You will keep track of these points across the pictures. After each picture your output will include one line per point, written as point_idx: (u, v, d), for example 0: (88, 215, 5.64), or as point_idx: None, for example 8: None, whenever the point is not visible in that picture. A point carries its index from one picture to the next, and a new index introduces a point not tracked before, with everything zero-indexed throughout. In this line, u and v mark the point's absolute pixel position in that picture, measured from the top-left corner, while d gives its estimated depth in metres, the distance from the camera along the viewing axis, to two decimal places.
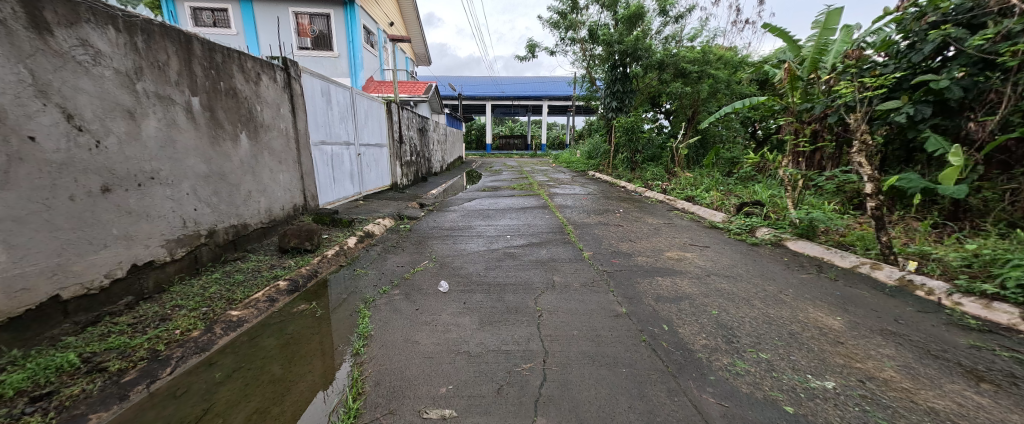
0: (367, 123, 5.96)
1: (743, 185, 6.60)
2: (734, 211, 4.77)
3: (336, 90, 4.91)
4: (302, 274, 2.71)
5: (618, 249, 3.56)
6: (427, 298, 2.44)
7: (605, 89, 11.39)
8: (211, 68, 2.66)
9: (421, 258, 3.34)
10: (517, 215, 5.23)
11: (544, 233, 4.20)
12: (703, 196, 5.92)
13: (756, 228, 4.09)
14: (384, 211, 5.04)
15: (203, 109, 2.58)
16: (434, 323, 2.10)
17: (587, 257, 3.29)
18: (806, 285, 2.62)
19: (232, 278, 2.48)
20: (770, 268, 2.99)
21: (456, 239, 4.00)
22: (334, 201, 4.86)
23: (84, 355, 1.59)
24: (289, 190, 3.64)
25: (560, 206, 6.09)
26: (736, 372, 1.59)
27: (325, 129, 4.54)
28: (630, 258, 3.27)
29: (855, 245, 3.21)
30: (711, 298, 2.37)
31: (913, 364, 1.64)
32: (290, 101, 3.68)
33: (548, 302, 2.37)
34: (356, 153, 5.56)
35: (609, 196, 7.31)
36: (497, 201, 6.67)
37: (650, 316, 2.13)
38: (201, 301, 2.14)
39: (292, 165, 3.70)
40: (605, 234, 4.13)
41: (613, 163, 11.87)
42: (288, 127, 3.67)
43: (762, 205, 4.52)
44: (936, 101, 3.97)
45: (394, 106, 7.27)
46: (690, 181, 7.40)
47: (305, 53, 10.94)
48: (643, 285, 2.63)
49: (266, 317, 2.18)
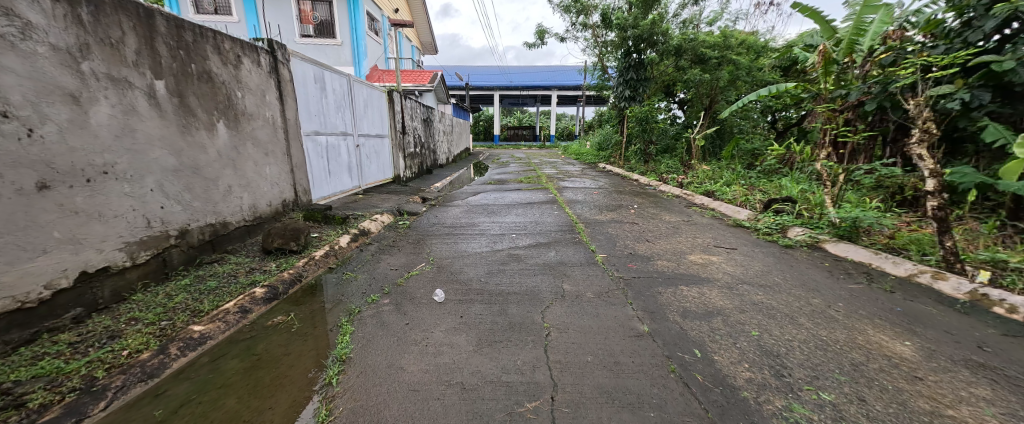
0: (366, 112, 5.65)
1: (767, 179, 6.16)
2: (761, 208, 4.38)
3: (331, 76, 4.58)
4: (282, 280, 2.43)
5: (634, 251, 3.22)
6: (420, 310, 2.15)
7: (618, 77, 10.90)
8: (179, 48, 2.36)
9: (419, 260, 3.06)
10: (524, 211, 4.93)
11: (552, 231, 3.88)
12: (722, 193, 5.52)
13: (788, 227, 3.72)
14: (384, 207, 4.77)
15: (170, 94, 2.29)
16: (425, 343, 1.81)
17: (599, 261, 2.95)
18: (859, 298, 2.25)
19: (203, 285, 2.22)
20: (811, 276, 2.62)
21: (459, 237, 3.71)
22: (331, 195, 4.58)
23: (2, 385, 1.33)
24: (278, 184, 3.37)
25: (569, 200, 5.74)
26: (795, 421, 1.26)
27: (319, 119, 4.24)
28: (648, 262, 2.93)
29: (908, 249, 2.86)
30: (749, 314, 2.03)
31: (1023, 413, 1.30)
32: (277, 88, 3.38)
33: (557, 317, 2.05)
34: (355, 144, 5.27)
35: (621, 190, 6.92)
36: (503, 195, 6.34)
37: (677, 338, 1.81)
38: (161, 313, 1.88)
39: (280, 158, 3.42)
40: (619, 233, 3.78)
41: (625, 155, 11.39)
42: (275, 116, 3.37)
43: (793, 202, 4.13)
44: (996, 86, 3.53)
45: (396, 94, 6.95)
46: (708, 175, 6.98)
47: (307, 41, 10.66)
48: (666, 296, 2.30)
49: (235, 332, 1.91)
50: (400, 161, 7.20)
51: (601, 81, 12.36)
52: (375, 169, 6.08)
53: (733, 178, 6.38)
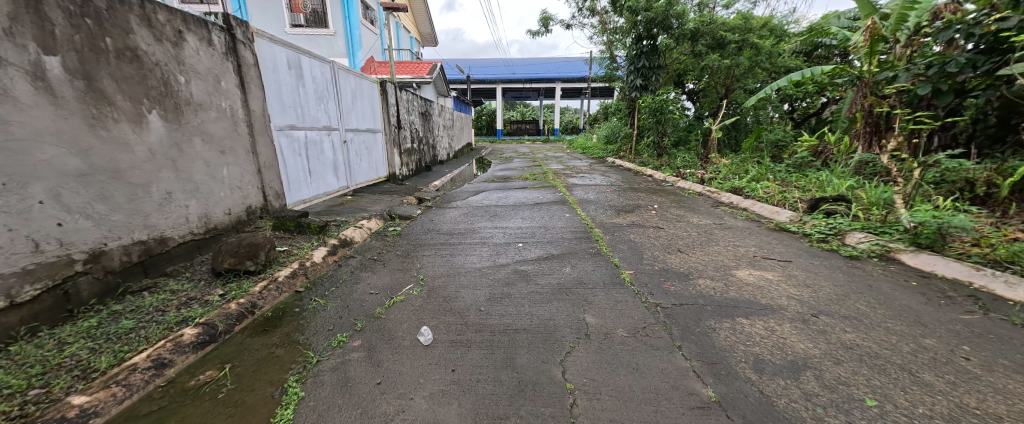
0: (353, 104, 5.09)
1: (799, 174, 5.57)
2: (806, 209, 3.79)
3: (309, 62, 4.01)
4: (227, 314, 1.89)
5: (667, 265, 2.66)
6: (399, 360, 1.61)
7: (627, 66, 10.23)
8: (86, 15, 1.81)
9: (406, 280, 2.52)
10: (531, 213, 4.37)
11: (564, 239, 3.32)
12: (754, 190, 4.92)
13: (847, 232, 3.14)
14: (373, 211, 4.23)
15: (71, 75, 1.74)
16: (401, 420, 1.26)
17: (627, 281, 2.40)
18: (987, 339, 1.68)
19: (116, 325, 1.68)
20: (902, 303, 2.05)
21: (457, 249, 3.16)
22: (313, 199, 4.04)
23: None
24: (240, 188, 2.83)
25: (581, 199, 5.18)
26: None
27: (295, 111, 3.68)
28: (688, 282, 2.36)
29: (1019, 262, 2.27)
30: (851, 370, 1.47)
31: None
32: (236, 72, 2.81)
33: (583, 371, 1.50)
34: (341, 140, 4.72)
35: (635, 187, 6.34)
36: (507, 194, 5.78)
37: (762, 412, 1.25)
38: (36, 376, 1.35)
39: (243, 157, 2.87)
40: (644, 241, 3.21)
41: (635, 148, 10.78)
42: (235, 107, 2.81)
43: (847, 202, 3.54)
44: None
45: (389, 85, 6.36)
46: (731, 170, 6.38)
47: (298, 31, 10.02)
48: (725, 335, 1.75)
49: (140, 399, 1.38)
50: (396, 158, 6.65)
51: (609, 70, 11.69)
52: (366, 168, 5.53)
53: (760, 173, 5.78)
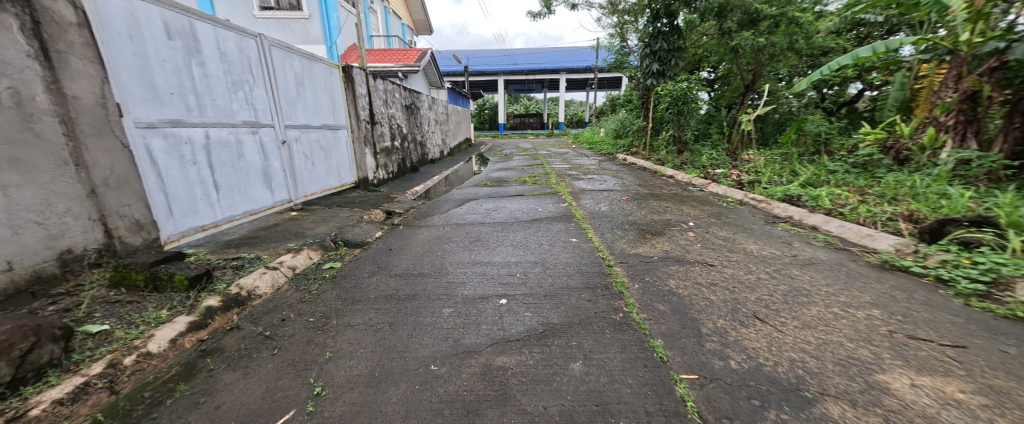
0: (298, 93, 3.98)
1: (868, 177, 4.38)
2: (919, 235, 2.63)
3: (217, 33, 2.90)
4: None
5: (749, 355, 1.53)
6: None
7: (641, 49, 8.99)
8: None
9: (289, 396, 1.40)
10: (525, 236, 3.24)
11: (571, 289, 2.19)
12: (819, 200, 3.74)
13: (1016, 280, 1.98)
14: (311, 236, 3.12)
15: None
16: None
17: (690, 407, 1.27)
18: None
19: None
20: None
21: (404, 311, 2.03)
22: (223, 223, 2.93)
23: None
24: (39, 224, 1.75)
25: (591, 213, 4.04)
26: None
27: (182, 100, 2.58)
28: (807, 412, 1.23)
29: None
30: None
31: None
32: (27, 34, 1.72)
33: None
34: (277, 139, 3.61)
35: (656, 193, 5.20)
36: (499, 204, 4.63)
37: None
38: None
39: (49, 173, 1.78)
40: (694, 295, 2.08)
41: (650, 143, 9.58)
42: (26, 91, 1.71)
43: (993, 230, 2.38)
44: None
45: (357, 71, 5.22)
46: (774, 170, 5.20)
47: (268, 14, 8.92)
48: None
49: None
50: (369, 159, 5.55)
51: (620, 56, 10.45)
52: (321, 174, 4.44)
53: (815, 176, 4.61)
